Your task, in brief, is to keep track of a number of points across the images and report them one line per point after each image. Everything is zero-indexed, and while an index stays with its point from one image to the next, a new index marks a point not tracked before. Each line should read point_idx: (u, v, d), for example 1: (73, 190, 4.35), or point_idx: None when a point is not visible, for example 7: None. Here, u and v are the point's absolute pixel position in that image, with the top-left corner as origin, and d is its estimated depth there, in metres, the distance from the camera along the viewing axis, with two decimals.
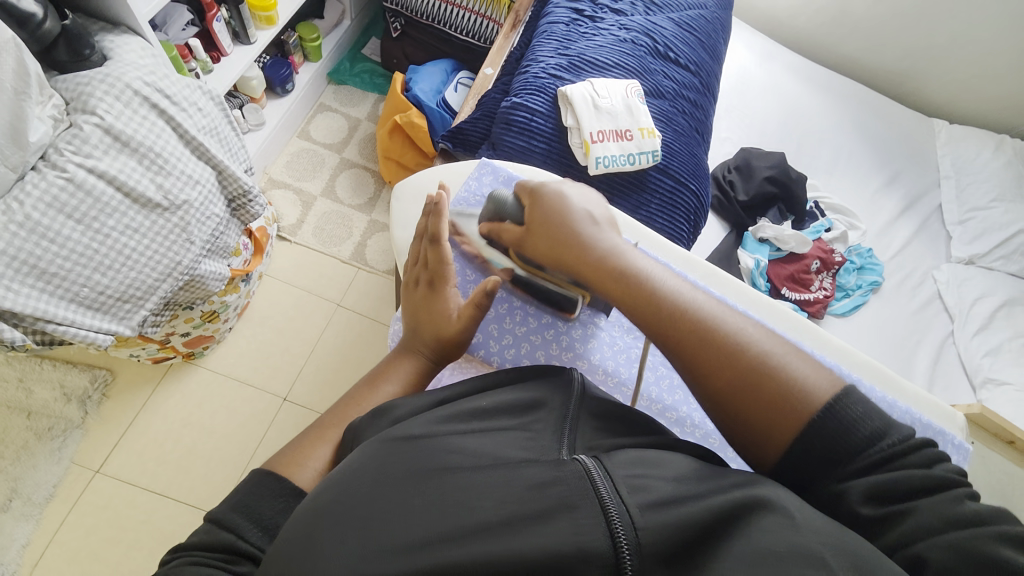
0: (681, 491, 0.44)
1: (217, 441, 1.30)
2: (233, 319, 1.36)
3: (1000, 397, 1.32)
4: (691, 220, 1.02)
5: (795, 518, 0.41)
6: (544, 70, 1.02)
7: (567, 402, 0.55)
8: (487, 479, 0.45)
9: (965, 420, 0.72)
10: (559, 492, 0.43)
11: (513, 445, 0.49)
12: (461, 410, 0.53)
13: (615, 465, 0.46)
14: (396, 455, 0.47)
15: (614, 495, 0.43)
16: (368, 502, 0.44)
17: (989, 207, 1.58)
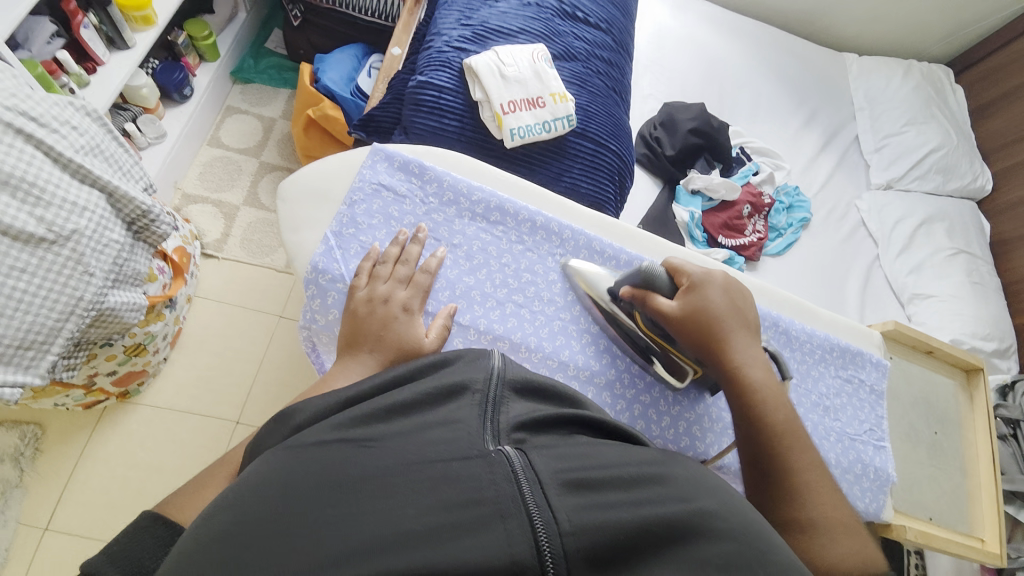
0: (617, 490, 0.34)
1: (171, 477, 1.23)
2: (166, 348, 1.28)
3: (925, 309, 1.42)
4: (616, 180, 1.02)
5: (737, 532, 0.33)
6: (447, 43, 0.97)
7: (493, 379, 0.43)
8: (405, 483, 0.33)
9: (880, 337, 0.76)
10: (491, 496, 0.32)
11: (440, 439, 0.36)
12: (374, 407, 0.40)
13: (547, 459, 0.35)
14: (294, 466, 0.35)
15: (546, 498, 0.32)
16: (248, 533, 0.31)
17: (902, 131, 1.66)
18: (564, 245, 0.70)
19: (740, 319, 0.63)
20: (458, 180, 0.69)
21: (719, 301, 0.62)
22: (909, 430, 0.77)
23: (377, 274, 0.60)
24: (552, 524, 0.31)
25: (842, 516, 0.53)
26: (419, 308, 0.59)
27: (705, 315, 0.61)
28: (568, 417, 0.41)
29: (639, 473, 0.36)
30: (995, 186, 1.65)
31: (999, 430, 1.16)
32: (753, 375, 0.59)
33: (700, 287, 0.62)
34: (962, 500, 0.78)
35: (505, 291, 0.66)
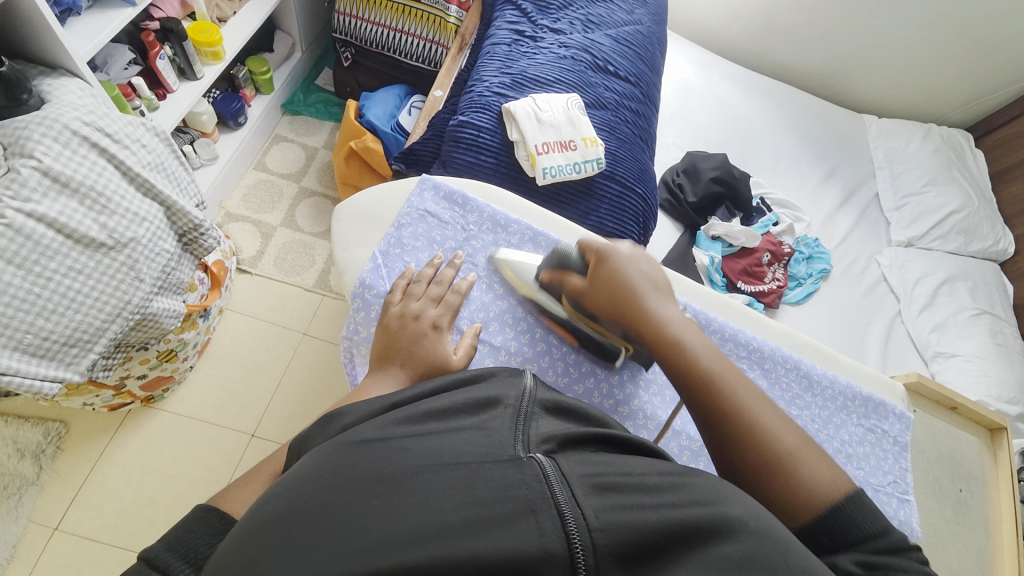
0: (638, 493, 0.35)
1: (184, 486, 1.24)
2: (194, 357, 1.33)
3: (950, 368, 1.39)
4: (640, 221, 1.06)
5: (760, 537, 0.34)
6: (488, 88, 1.05)
7: (524, 398, 0.45)
8: (442, 478, 0.34)
9: (905, 389, 0.76)
10: (521, 493, 0.33)
11: (474, 442, 0.38)
12: (416, 411, 0.43)
13: (574, 464, 0.37)
14: (341, 460, 0.37)
15: (576, 498, 0.33)
16: (304, 515, 0.33)
17: (922, 191, 1.68)
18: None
19: (651, 280, 0.63)
20: (497, 211, 0.74)
21: (629, 269, 0.63)
22: (934, 486, 0.76)
23: (411, 292, 0.64)
24: (581, 521, 0.32)
25: (799, 443, 0.50)
26: (447, 326, 0.62)
27: (612, 284, 0.62)
28: (594, 435, 0.41)
29: (662, 479, 0.37)
30: (1018, 249, 1.65)
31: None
32: (677, 331, 0.58)
33: (602, 258, 0.64)
34: (985, 561, 0.76)
35: (534, 317, 0.69)
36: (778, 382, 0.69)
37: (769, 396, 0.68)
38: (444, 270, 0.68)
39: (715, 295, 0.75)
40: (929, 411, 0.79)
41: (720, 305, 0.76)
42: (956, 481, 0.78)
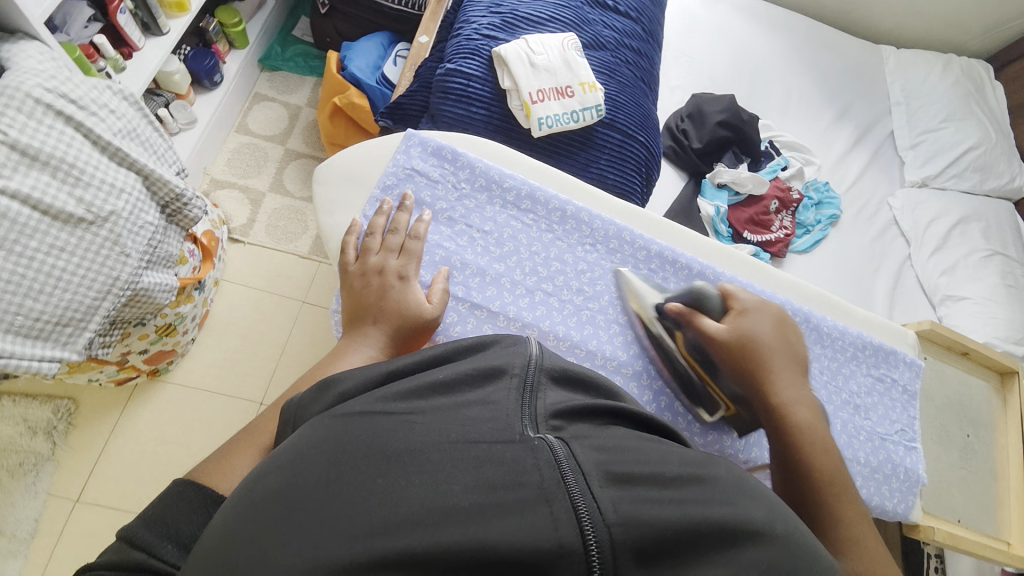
0: (662, 488, 0.33)
1: (197, 455, 1.27)
2: (194, 330, 1.32)
3: (958, 312, 1.37)
4: (643, 171, 1.00)
5: (784, 550, 0.32)
6: (476, 30, 0.97)
7: (530, 365, 0.43)
8: (450, 459, 0.33)
9: (916, 337, 0.74)
10: (535, 479, 0.32)
11: (483, 417, 0.37)
12: (415, 385, 0.41)
13: (588, 450, 0.34)
14: (342, 435, 0.35)
15: (590, 488, 0.31)
16: (307, 491, 0.32)
17: (939, 127, 1.60)
18: (594, 237, 0.69)
19: (787, 349, 0.61)
20: (491, 167, 0.69)
21: (765, 330, 0.61)
22: (942, 434, 0.74)
23: (369, 245, 0.60)
24: (596, 513, 0.30)
25: (876, 551, 0.50)
26: (413, 275, 0.59)
27: (753, 343, 0.59)
28: (603, 409, 0.40)
29: (685, 471, 0.35)
30: None
31: None
32: (797, 414, 0.56)
33: (745, 313, 0.61)
34: (989, 504, 0.76)
35: (534, 279, 0.66)
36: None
37: None
38: (397, 217, 0.63)
39: (719, 247, 0.72)
40: (942, 359, 0.78)
41: (726, 257, 0.72)
42: (964, 426, 0.77)
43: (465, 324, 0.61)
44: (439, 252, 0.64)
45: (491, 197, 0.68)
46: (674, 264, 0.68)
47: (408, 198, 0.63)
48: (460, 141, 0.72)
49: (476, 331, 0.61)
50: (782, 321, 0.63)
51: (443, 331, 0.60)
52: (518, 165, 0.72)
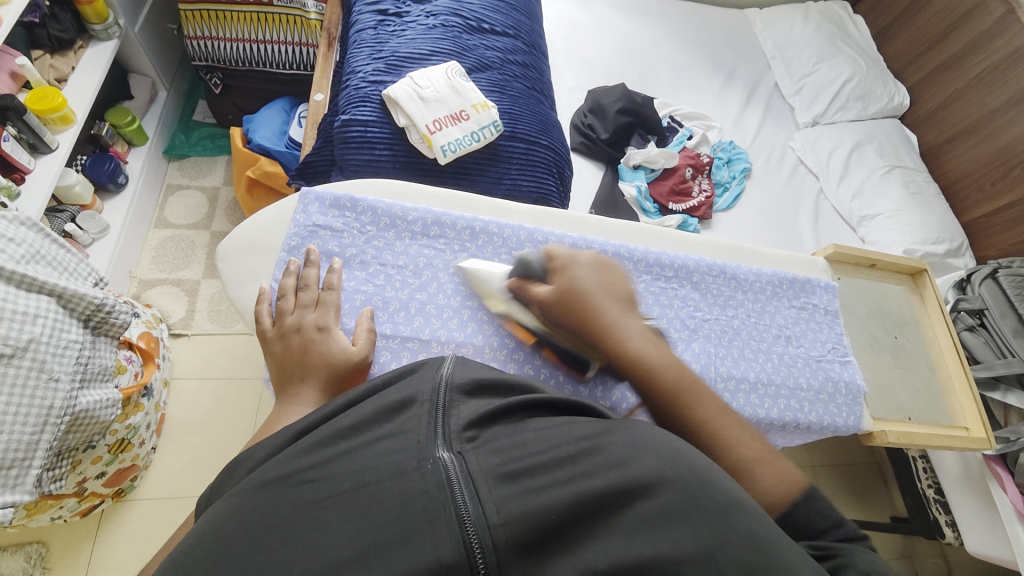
0: (546, 474, 0.39)
1: None
2: (153, 438, 1.25)
3: (876, 228, 1.47)
4: (555, 172, 1.04)
5: (683, 490, 0.37)
6: (363, 78, 1.00)
7: (441, 387, 0.47)
8: (347, 506, 0.37)
9: (825, 262, 0.80)
10: (422, 504, 0.37)
11: (386, 451, 0.41)
12: (327, 434, 0.43)
13: (480, 459, 0.40)
14: (244, 510, 0.38)
15: (477, 496, 0.37)
16: (213, 560, 0.35)
17: (815, 69, 1.74)
18: (508, 244, 0.70)
19: (613, 285, 0.60)
20: (392, 204, 0.70)
21: (588, 278, 0.59)
22: (870, 340, 0.77)
23: (282, 307, 0.60)
24: (479, 519, 0.36)
25: (756, 450, 0.52)
26: (333, 323, 0.59)
27: (576, 295, 0.58)
28: (514, 406, 0.45)
29: (579, 448, 0.41)
30: (914, 99, 1.70)
31: (967, 325, 1.09)
32: (633, 341, 0.56)
33: (569, 267, 0.60)
34: (938, 398, 0.76)
35: (458, 298, 0.67)
36: (705, 289, 0.71)
37: (704, 306, 0.70)
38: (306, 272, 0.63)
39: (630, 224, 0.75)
40: (852, 274, 0.81)
41: (639, 234, 0.75)
42: (890, 329, 0.79)
43: (400, 359, 0.62)
44: (359, 296, 0.64)
45: (399, 233, 0.69)
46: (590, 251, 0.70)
47: (310, 250, 0.63)
48: (359, 186, 0.73)
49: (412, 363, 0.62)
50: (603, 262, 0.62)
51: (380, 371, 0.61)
52: (418, 196, 0.74)
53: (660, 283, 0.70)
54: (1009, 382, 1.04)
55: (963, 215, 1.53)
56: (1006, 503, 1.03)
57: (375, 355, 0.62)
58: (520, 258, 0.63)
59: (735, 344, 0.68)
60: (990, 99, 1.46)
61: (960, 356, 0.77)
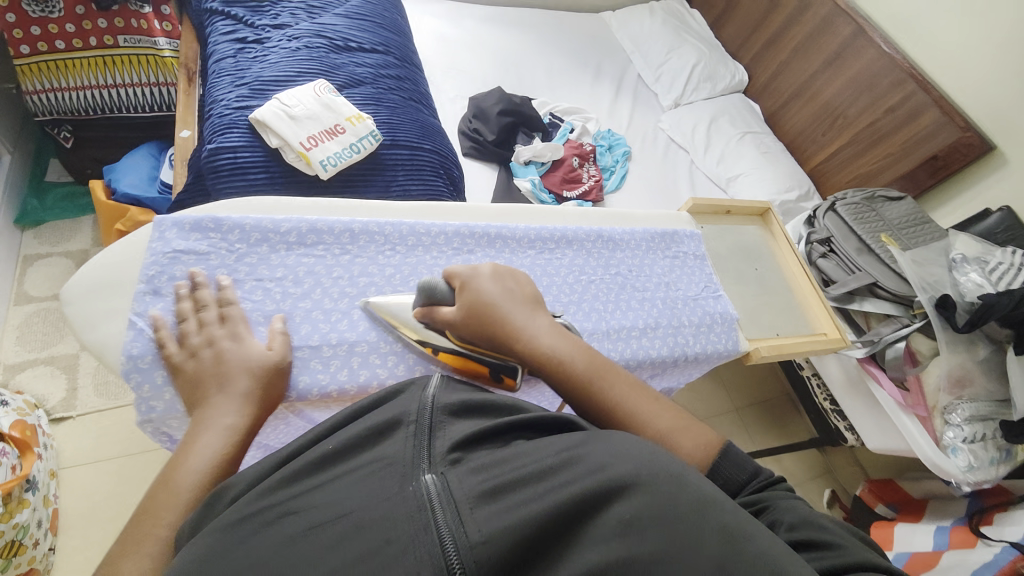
0: (526, 484, 0.39)
1: None
2: (49, 535, 1.04)
3: (742, 186, 1.67)
4: (443, 173, 1.07)
5: (670, 498, 0.36)
6: (226, 106, 0.97)
7: (428, 409, 0.47)
8: (330, 543, 0.35)
9: (687, 213, 0.89)
10: (404, 528, 0.35)
11: (369, 479, 0.40)
12: (309, 466, 0.43)
13: (460, 478, 0.40)
14: (225, 548, 0.36)
15: (458, 517, 0.36)
16: None
17: (668, 59, 1.95)
18: (391, 240, 0.66)
19: (514, 297, 0.59)
20: (260, 219, 0.64)
21: (491, 289, 0.59)
22: (736, 274, 0.87)
23: (184, 330, 0.55)
24: (460, 537, 0.35)
25: (673, 422, 0.53)
26: (245, 332, 0.56)
27: (483, 308, 0.57)
28: (503, 425, 0.46)
29: (560, 459, 0.40)
30: (751, 74, 1.96)
31: (821, 252, 1.26)
32: (553, 352, 0.55)
33: (464, 286, 0.59)
34: (800, 313, 0.87)
35: (345, 300, 0.63)
36: (586, 256, 0.76)
37: (588, 269, 0.75)
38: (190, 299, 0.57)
39: (510, 210, 0.79)
40: (713, 222, 0.92)
41: (525, 216, 0.79)
42: (752, 262, 0.90)
43: (289, 371, 0.58)
44: (236, 313, 0.59)
45: (269, 246, 0.63)
46: (475, 236, 0.71)
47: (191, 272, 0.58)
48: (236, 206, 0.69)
49: (304, 372, 0.58)
50: (499, 277, 0.61)
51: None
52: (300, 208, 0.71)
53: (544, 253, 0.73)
54: (863, 292, 1.17)
55: (807, 163, 1.77)
56: (886, 398, 1.16)
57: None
58: (422, 284, 0.60)
59: (622, 295, 0.74)
60: (808, 65, 1.72)
61: (811, 276, 0.89)
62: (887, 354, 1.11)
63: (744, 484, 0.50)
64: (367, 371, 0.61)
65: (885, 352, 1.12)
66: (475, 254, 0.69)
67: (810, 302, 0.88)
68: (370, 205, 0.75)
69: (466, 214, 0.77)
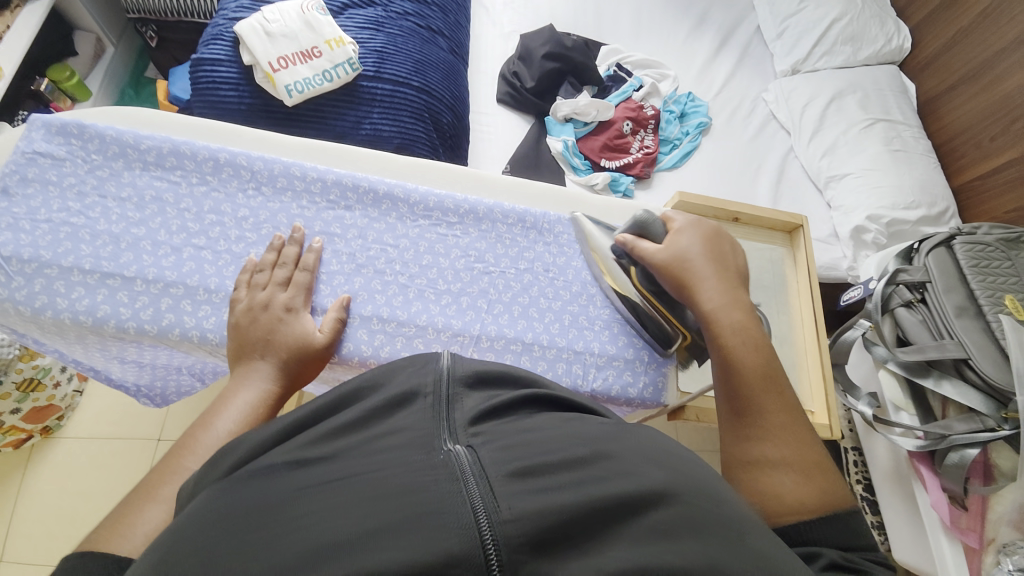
0: (567, 473, 0.30)
1: (94, 509, 1.18)
2: (76, 380, 1.24)
3: (844, 190, 1.28)
4: (427, 116, 0.96)
5: (700, 510, 0.30)
6: (224, 15, 0.95)
7: (445, 379, 0.39)
8: (355, 491, 0.28)
9: (671, 213, 0.72)
10: (432, 493, 0.28)
11: (391, 448, 0.32)
12: (327, 427, 0.35)
13: (490, 451, 0.32)
14: (233, 497, 0.30)
15: (488, 488, 0.28)
16: (187, 561, 0.26)
17: (800, 9, 1.51)
18: (257, 179, 0.62)
19: (726, 266, 0.57)
20: (123, 131, 0.61)
21: (697, 249, 0.57)
22: None
23: (15, 239, 0.55)
24: (493, 511, 0.27)
25: (813, 458, 0.45)
26: (303, 305, 0.55)
27: (685, 262, 0.56)
28: (524, 399, 0.39)
29: (589, 452, 0.32)
30: (915, 42, 1.45)
31: (905, 300, 0.91)
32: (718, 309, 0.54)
33: (678, 233, 0.59)
34: (786, 373, 0.72)
35: (182, 236, 0.58)
36: (487, 231, 0.65)
37: (489, 257, 0.64)
38: (37, 205, 0.57)
39: (422, 165, 0.69)
40: None
41: (442, 175, 0.70)
42: (752, 295, 0.75)
43: (94, 297, 0.55)
44: (66, 227, 0.57)
45: (119, 163, 0.61)
46: (357, 190, 0.64)
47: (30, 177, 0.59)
48: (124, 117, 0.66)
49: (108, 301, 0.54)
50: (724, 242, 0.59)
51: (68, 309, 0.54)
52: (184, 127, 0.66)
53: (442, 229, 0.64)
54: (945, 369, 0.84)
55: (957, 176, 1.30)
56: (929, 510, 0.85)
57: (67, 291, 0.54)
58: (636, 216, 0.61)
59: (520, 300, 0.63)
60: (996, 37, 1.22)
61: (819, 337, 0.72)
62: (948, 457, 0.80)
63: (845, 548, 0.39)
64: (174, 316, 0.55)
65: (947, 455, 0.81)
66: (352, 212, 0.63)
67: (807, 366, 0.72)
68: (262, 136, 0.67)
69: (360, 161, 0.68)
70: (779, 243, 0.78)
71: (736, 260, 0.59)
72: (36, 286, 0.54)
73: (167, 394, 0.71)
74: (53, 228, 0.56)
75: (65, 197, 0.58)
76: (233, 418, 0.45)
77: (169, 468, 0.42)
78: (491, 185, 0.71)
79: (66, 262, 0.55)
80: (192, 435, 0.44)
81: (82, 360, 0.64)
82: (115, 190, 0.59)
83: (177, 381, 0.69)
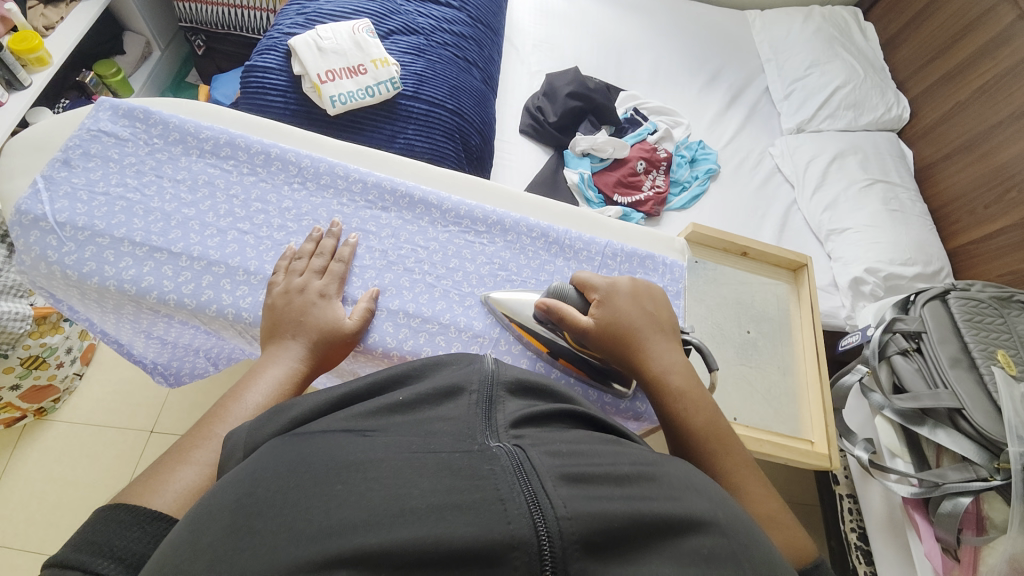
0: (612, 484, 0.32)
1: (75, 500, 1.16)
2: (78, 363, 1.24)
3: (844, 243, 1.33)
4: (456, 137, 1.02)
5: (734, 540, 0.31)
6: (280, 30, 1.02)
7: (487, 380, 0.42)
8: (416, 468, 0.30)
9: (684, 243, 0.77)
10: (492, 483, 0.30)
11: (442, 432, 0.35)
12: (377, 407, 0.38)
13: (541, 455, 0.33)
14: (300, 456, 0.32)
15: (541, 486, 0.30)
16: (269, 507, 0.29)
17: (807, 74, 1.61)
18: (303, 174, 0.67)
19: (655, 321, 0.60)
20: (185, 121, 0.66)
21: (631, 310, 0.59)
22: (716, 330, 0.76)
23: (70, 211, 0.59)
24: (550, 508, 0.29)
25: (774, 509, 0.49)
26: (336, 294, 0.58)
27: (622, 330, 0.58)
28: (562, 412, 0.40)
29: (634, 470, 0.34)
30: (914, 112, 1.56)
31: (901, 348, 0.94)
32: (665, 367, 0.57)
33: (608, 298, 0.60)
34: (787, 404, 0.74)
35: (227, 220, 0.62)
36: (511, 242, 0.69)
37: (512, 266, 0.67)
38: (93, 178, 0.61)
39: (457, 175, 0.74)
40: (713, 260, 0.79)
41: (476, 188, 0.74)
42: (746, 323, 0.78)
43: (140, 268, 0.58)
44: (121, 201, 0.60)
45: (172, 150, 0.65)
46: (394, 194, 0.68)
47: (89, 150, 0.63)
48: (182, 111, 0.72)
49: (153, 273, 0.57)
50: (647, 295, 0.62)
51: (114, 276, 0.57)
52: (239, 125, 0.72)
53: (469, 235, 0.68)
54: (939, 418, 0.86)
55: (953, 239, 1.37)
56: (923, 558, 0.88)
57: (114, 260, 0.57)
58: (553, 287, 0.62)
59: None
60: (990, 113, 1.31)
61: (819, 372, 0.75)
62: (942, 505, 0.81)
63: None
64: (212, 292, 0.58)
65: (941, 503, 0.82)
66: (387, 213, 0.67)
67: (807, 400, 0.75)
68: (309, 140, 0.72)
69: (399, 167, 0.73)
70: (783, 279, 0.82)
71: (665, 309, 0.62)
72: (86, 252, 0.57)
73: (180, 375, 0.74)
74: (107, 200, 0.60)
75: (121, 173, 0.62)
76: (262, 391, 0.50)
77: (201, 433, 0.46)
78: (517, 201, 0.75)
79: (117, 233, 0.59)
80: (224, 407, 0.48)
81: (108, 331, 0.67)
82: (172, 172, 0.63)
83: (192, 363, 0.72)
